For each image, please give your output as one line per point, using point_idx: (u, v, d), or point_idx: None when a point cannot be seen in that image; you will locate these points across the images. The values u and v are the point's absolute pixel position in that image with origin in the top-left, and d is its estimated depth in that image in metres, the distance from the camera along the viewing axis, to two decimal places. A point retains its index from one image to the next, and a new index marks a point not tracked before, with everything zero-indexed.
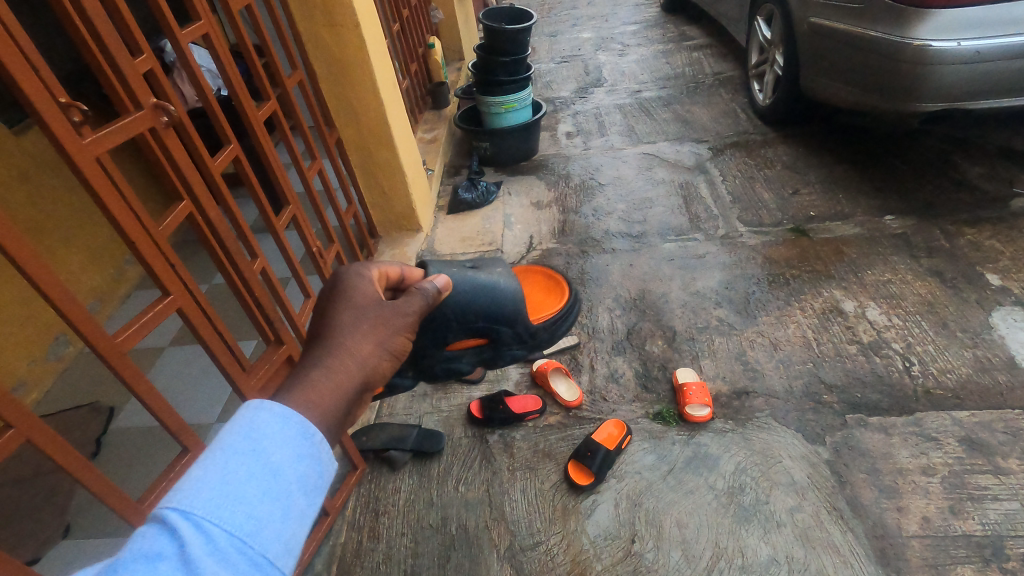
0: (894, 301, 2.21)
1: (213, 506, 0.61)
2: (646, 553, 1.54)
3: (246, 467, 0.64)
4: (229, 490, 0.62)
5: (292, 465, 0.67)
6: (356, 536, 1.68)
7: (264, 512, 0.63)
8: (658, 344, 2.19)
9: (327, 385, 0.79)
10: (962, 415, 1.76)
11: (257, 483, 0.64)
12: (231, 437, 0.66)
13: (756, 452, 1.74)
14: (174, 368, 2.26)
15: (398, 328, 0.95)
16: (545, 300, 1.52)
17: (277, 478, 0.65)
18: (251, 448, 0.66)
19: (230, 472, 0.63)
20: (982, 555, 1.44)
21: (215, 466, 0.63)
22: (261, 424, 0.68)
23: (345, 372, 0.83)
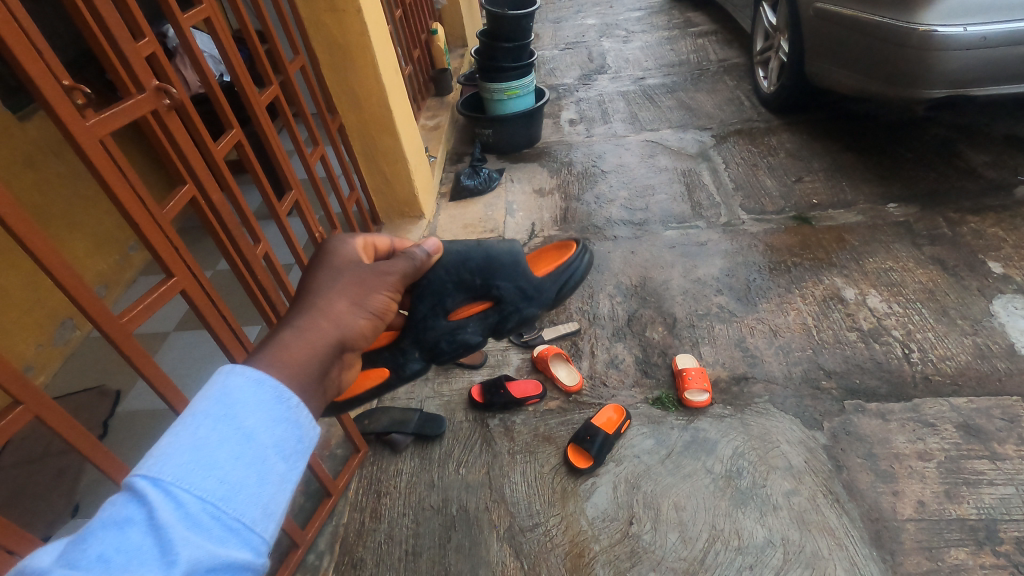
0: (896, 289, 2.21)
1: (184, 472, 0.62)
2: (644, 535, 1.56)
3: (217, 433, 0.66)
4: (200, 457, 0.63)
5: (267, 430, 0.69)
6: (358, 516, 1.70)
7: (238, 476, 0.64)
8: (658, 330, 2.20)
9: (299, 346, 0.82)
10: (960, 401, 1.77)
11: (230, 448, 0.65)
12: (203, 404, 0.68)
13: (754, 437, 1.76)
14: (179, 351, 2.29)
15: (377, 287, 0.99)
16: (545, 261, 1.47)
17: (250, 443, 0.67)
18: (224, 414, 0.67)
19: (201, 438, 0.64)
20: (976, 538, 1.46)
21: (186, 433, 0.65)
22: (234, 391, 0.69)
23: (319, 334, 0.85)
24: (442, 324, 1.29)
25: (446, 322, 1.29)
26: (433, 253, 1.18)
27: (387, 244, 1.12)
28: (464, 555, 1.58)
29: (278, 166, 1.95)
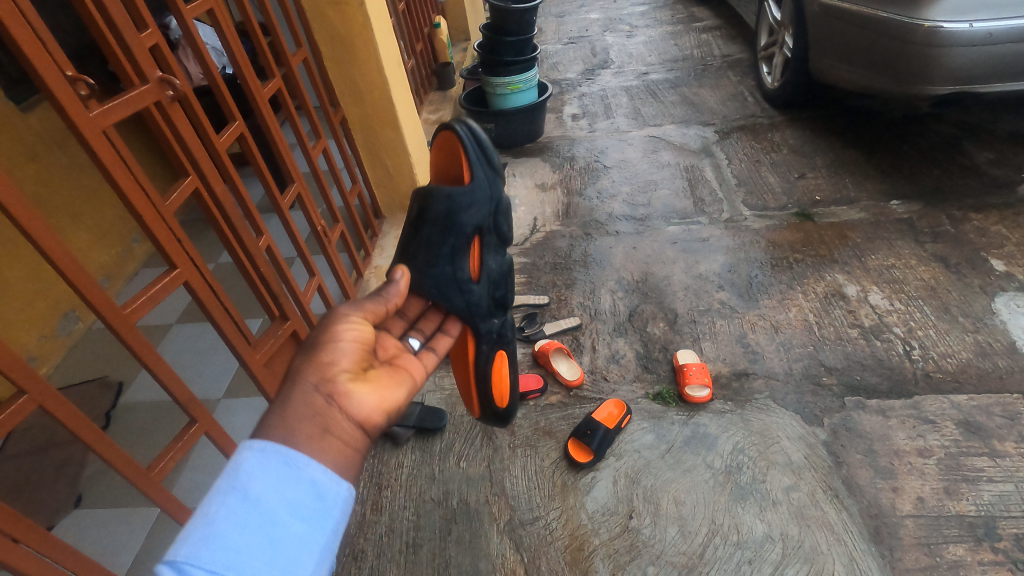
0: (897, 286, 2.21)
1: (197, 549, 0.68)
2: (643, 529, 1.57)
3: (228, 506, 0.72)
4: (214, 531, 0.70)
5: (274, 494, 0.75)
6: (359, 509, 1.71)
7: (249, 543, 0.70)
8: (659, 326, 2.20)
9: (280, 418, 0.84)
10: (960, 398, 1.77)
11: (239, 518, 0.72)
12: (217, 480, 0.74)
13: (754, 433, 1.76)
14: (181, 343, 2.29)
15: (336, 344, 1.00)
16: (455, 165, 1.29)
17: (259, 510, 0.73)
18: (233, 488, 0.73)
19: (215, 514, 0.71)
20: (974, 535, 1.46)
21: (202, 510, 0.71)
22: (244, 463, 0.76)
23: (296, 399, 0.88)
24: (477, 292, 1.28)
25: (476, 287, 1.28)
26: (404, 277, 1.18)
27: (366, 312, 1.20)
28: (464, 548, 1.59)
29: (280, 159, 1.95)
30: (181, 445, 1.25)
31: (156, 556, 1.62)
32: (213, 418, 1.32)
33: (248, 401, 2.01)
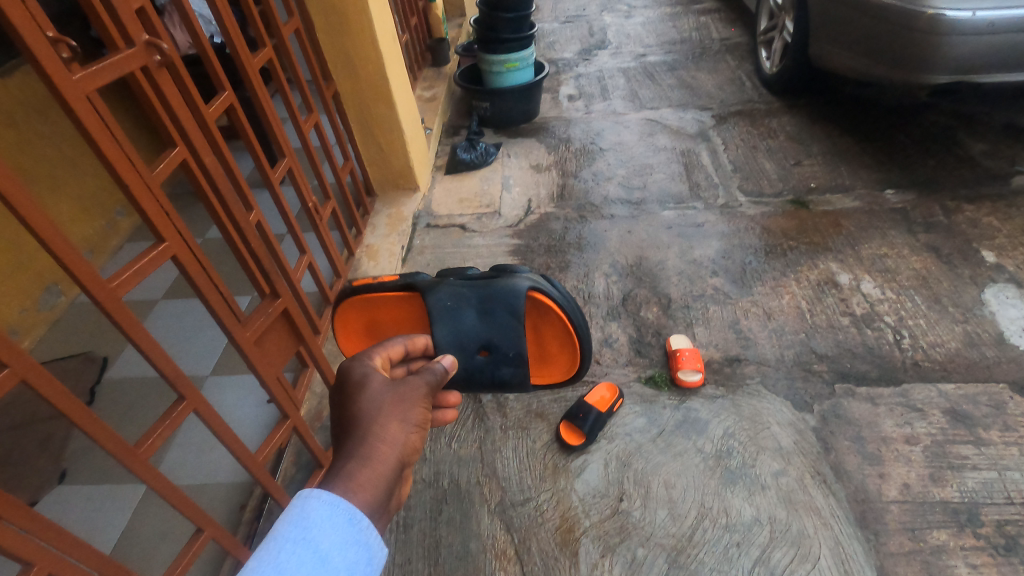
0: (890, 275, 2.22)
1: None
2: (633, 511, 1.58)
3: (296, 555, 0.70)
4: None
5: (339, 551, 0.73)
6: None
7: None
8: (653, 310, 2.20)
9: (363, 475, 0.86)
10: (948, 387, 1.79)
11: (307, 569, 0.69)
12: (283, 527, 0.73)
13: (745, 418, 1.77)
14: (169, 319, 2.25)
15: (415, 400, 1.01)
16: (554, 360, 1.29)
17: (325, 564, 0.71)
18: (302, 536, 0.72)
19: (282, 560, 0.69)
20: (958, 521, 1.47)
21: (270, 557, 0.69)
22: (311, 514, 0.74)
23: (382, 457, 0.90)
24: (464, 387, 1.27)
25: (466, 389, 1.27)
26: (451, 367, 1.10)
27: (401, 349, 1.15)
28: (454, 528, 1.59)
29: (271, 133, 1.90)
30: (170, 424, 1.21)
31: (143, 534, 1.61)
32: (204, 400, 1.28)
33: (236, 379, 1.98)
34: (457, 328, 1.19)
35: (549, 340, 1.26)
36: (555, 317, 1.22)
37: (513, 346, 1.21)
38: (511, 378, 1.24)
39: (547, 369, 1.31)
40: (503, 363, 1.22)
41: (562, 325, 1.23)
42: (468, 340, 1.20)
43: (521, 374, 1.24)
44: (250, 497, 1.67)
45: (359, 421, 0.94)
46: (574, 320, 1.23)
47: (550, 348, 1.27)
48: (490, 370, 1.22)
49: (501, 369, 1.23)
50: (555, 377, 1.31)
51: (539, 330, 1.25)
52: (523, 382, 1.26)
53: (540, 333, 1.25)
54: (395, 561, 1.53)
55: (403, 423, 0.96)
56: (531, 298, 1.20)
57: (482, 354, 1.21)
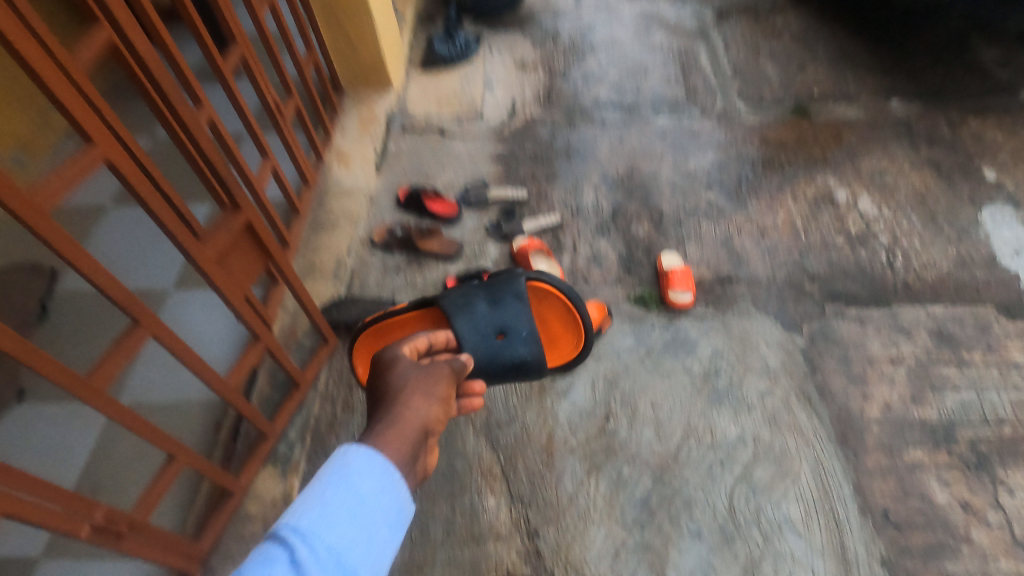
0: (888, 193, 2.14)
1: (315, 523, 0.74)
2: (619, 431, 1.57)
3: (339, 495, 0.77)
4: (326, 514, 0.75)
5: (375, 497, 0.79)
6: (329, 408, 1.65)
7: (353, 534, 0.75)
8: (644, 226, 2.10)
9: (391, 432, 0.87)
10: (936, 309, 1.78)
11: (347, 509, 0.77)
12: (327, 472, 0.80)
13: (734, 338, 1.75)
14: (121, 228, 2.04)
15: (440, 377, 0.99)
16: (560, 339, 1.43)
17: (363, 507, 0.78)
18: (343, 481, 0.79)
19: (326, 498, 0.77)
20: (934, 440, 1.50)
21: (317, 495, 0.77)
22: (351, 462, 0.81)
23: (407, 422, 0.89)
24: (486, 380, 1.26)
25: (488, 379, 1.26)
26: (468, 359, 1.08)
27: (425, 341, 1.13)
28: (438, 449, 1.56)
29: (219, 13, 1.61)
30: (125, 352, 1.10)
31: (115, 457, 1.55)
32: (165, 327, 1.16)
33: (201, 294, 1.85)
34: (474, 317, 1.24)
35: (551, 322, 1.39)
36: (554, 297, 1.34)
37: (525, 325, 1.28)
38: (528, 361, 1.27)
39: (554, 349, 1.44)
40: (518, 343, 1.27)
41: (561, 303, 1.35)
42: (485, 324, 1.24)
43: (537, 353, 1.28)
44: (226, 417, 1.61)
45: (387, 395, 0.94)
46: (570, 296, 1.34)
47: (553, 329, 1.41)
48: (509, 352, 1.24)
49: (516, 348, 1.26)
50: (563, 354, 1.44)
51: (541, 313, 1.38)
52: (539, 362, 1.29)
53: (542, 317, 1.39)
54: None
55: (428, 396, 0.94)
56: (532, 283, 1.32)
57: (499, 339, 1.24)
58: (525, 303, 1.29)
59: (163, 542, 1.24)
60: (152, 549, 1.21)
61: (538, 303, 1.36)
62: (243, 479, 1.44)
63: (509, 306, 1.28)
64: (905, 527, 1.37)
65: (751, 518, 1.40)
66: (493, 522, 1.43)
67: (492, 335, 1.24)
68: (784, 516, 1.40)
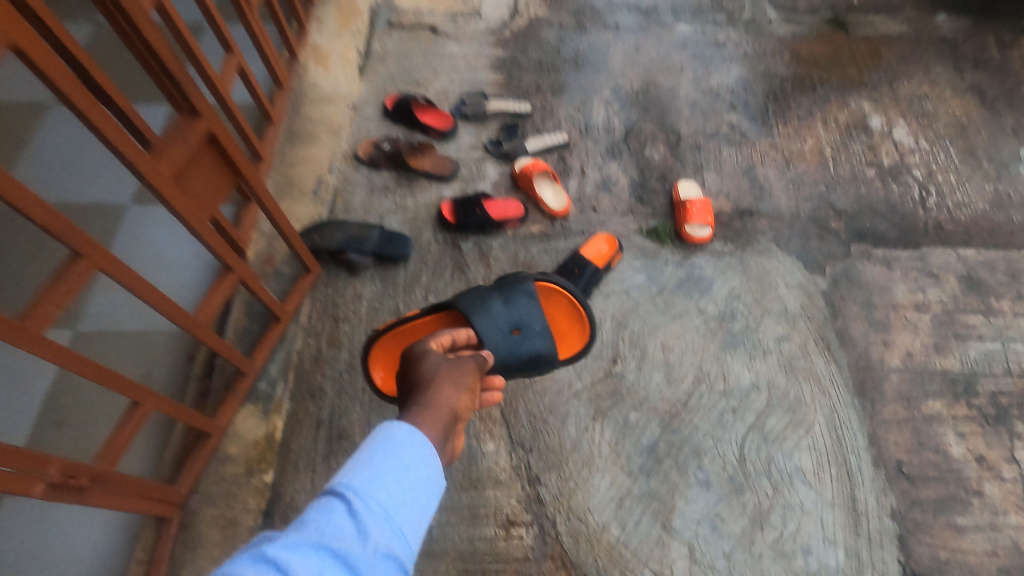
0: (927, 121, 1.95)
1: (367, 484, 0.74)
2: (627, 375, 1.47)
3: (385, 462, 0.77)
4: (376, 477, 0.75)
5: (417, 465, 0.79)
6: (313, 343, 1.51)
7: (400, 498, 0.75)
8: (659, 150, 1.90)
9: (427, 414, 0.88)
10: (968, 252, 1.66)
11: (393, 475, 0.77)
12: (371, 443, 0.80)
13: (752, 278, 1.62)
14: (63, 131, 1.74)
15: (468, 371, 1.00)
16: (567, 333, 1.34)
17: (407, 474, 0.78)
18: (388, 449, 0.79)
19: (374, 465, 0.77)
20: (954, 391, 1.44)
21: (365, 462, 0.77)
22: (395, 435, 0.80)
23: (440, 406, 0.90)
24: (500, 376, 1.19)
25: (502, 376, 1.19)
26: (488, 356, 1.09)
27: (448, 340, 1.11)
28: None
29: None
30: (67, 289, 0.91)
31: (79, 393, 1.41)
32: (119, 260, 0.98)
33: (164, 212, 1.63)
34: (489, 315, 1.20)
35: (557, 319, 1.34)
36: (561, 294, 1.33)
37: (538, 320, 1.23)
38: (542, 357, 1.21)
39: (565, 344, 1.33)
40: (533, 337, 1.21)
41: (568, 302, 1.33)
42: (500, 320, 1.20)
43: (550, 349, 1.23)
44: (200, 349, 1.48)
45: (416, 383, 0.96)
46: (576, 293, 1.32)
47: (560, 324, 1.34)
48: (523, 347, 1.19)
49: (530, 343, 1.20)
50: (573, 348, 1.33)
51: (547, 310, 1.33)
52: (552, 357, 1.23)
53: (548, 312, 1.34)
54: (371, 421, 1.42)
55: (457, 386, 0.94)
56: (541, 285, 1.31)
57: (514, 336, 1.19)
58: (536, 300, 1.26)
59: (137, 490, 1.14)
60: (124, 497, 1.10)
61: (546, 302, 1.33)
62: (222, 421, 1.33)
63: (521, 303, 1.24)
64: (918, 480, 1.33)
65: (762, 468, 1.35)
66: (493, 467, 1.35)
67: (506, 332, 1.19)
68: (795, 467, 1.34)
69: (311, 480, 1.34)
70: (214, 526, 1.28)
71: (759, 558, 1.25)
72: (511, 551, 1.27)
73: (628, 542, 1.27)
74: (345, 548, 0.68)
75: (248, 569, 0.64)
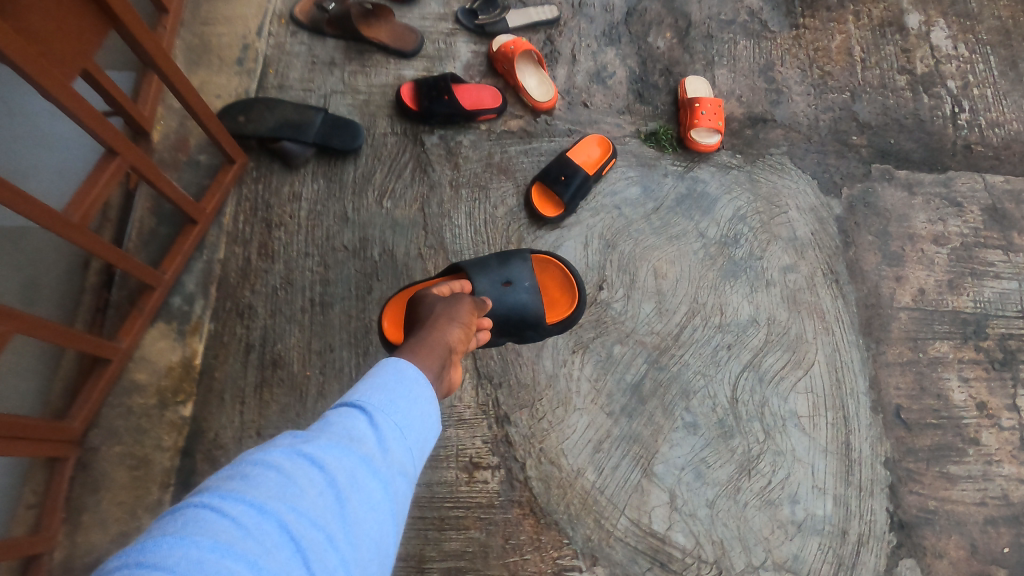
0: (969, 24, 1.68)
1: (387, 401, 0.62)
2: (614, 304, 1.28)
3: (400, 385, 0.64)
4: (394, 395, 0.63)
5: (432, 392, 0.67)
6: (240, 252, 1.24)
7: (418, 422, 0.63)
8: (664, 36, 1.58)
9: (420, 345, 0.76)
10: (995, 180, 1.49)
11: (411, 398, 0.64)
12: (382, 368, 0.66)
13: (761, 198, 1.41)
14: None
15: (467, 306, 0.89)
16: (557, 301, 1.18)
17: (422, 400, 0.65)
18: (401, 372, 0.65)
19: (390, 386, 0.63)
20: (963, 333, 1.32)
21: (379, 381, 0.64)
22: (409, 364, 0.68)
23: (433, 338, 0.79)
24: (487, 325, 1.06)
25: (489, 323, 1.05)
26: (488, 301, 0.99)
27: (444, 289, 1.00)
28: None
29: None
30: None
31: None
32: None
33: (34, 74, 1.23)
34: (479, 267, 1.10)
35: (550, 288, 1.19)
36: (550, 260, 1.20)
37: (528, 277, 1.12)
38: (531, 316, 1.09)
39: (554, 313, 1.18)
40: (523, 294, 1.10)
41: (562, 274, 1.20)
42: (493, 270, 1.10)
43: (536, 306, 1.09)
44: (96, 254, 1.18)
45: (413, 325, 0.87)
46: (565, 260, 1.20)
47: (551, 293, 1.19)
48: (507, 300, 1.08)
49: (518, 296, 1.09)
50: (561, 314, 1.17)
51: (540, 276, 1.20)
52: (538, 318, 1.09)
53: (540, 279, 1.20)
54: (312, 347, 1.19)
55: (452, 320, 0.84)
56: (537, 261, 1.20)
57: (503, 288, 1.09)
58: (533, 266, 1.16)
59: (19, 429, 0.90)
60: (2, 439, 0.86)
61: (541, 273, 1.20)
62: (125, 343, 1.08)
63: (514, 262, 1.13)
64: (915, 427, 1.23)
65: (754, 412, 1.22)
66: (455, 404, 1.17)
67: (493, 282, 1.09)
68: (790, 411, 1.22)
69: (239, 415, 1.14)
70: (121, 467, 1.07)
71: (744, 506, 1.15)
72: (474, 496, 1.12)
73: (604, 488, 1.14)
74: (372, 453, 0.57)
75: (278, 460, 0.53)
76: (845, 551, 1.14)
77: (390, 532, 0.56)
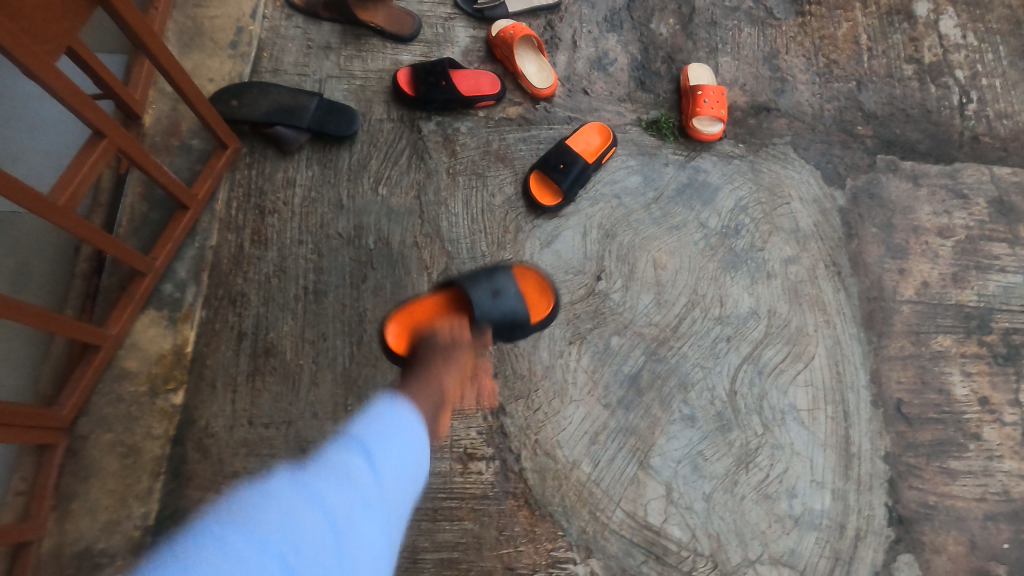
0: (979, 12, 1.64)
1: (374, 438, 0.84)
2: (612, 295, 1.26)
3: (382, 440, 0.84)
4: (377, 442, 0.83)
5: (412, 433, 0.87)
6: (233, 239, 1.22)
7: (396, 464, 0.82)
8: (667, 23, 1.55)
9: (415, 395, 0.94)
10: (1002, 172, 1.46)
11: (390, 445, 0.83)
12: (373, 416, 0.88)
13: (763, 188, 1.39)
14: None
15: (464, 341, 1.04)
16: (536, 302, 1.17)
17: (398, 438, 0.85)
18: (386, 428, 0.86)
19: (376, 442, 0.83)
20: (967, 327, 1.30)
21: (366, 428, 0.86)
22: (398, 415, 0.88)
23: (427, 388, 0.95)
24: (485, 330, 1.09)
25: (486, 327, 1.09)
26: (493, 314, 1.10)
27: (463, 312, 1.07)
28: (383, 301, 1.21)
29: None
30: None
31: None
32: None
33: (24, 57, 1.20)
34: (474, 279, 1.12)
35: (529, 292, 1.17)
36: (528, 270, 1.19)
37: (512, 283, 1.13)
38: (519, 319, 1.12)
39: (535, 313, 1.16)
40: (514, 299, 1.12)
41: (539, 278, 1.18)
42: (484, 280, 1.12)
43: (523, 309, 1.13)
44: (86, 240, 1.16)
45: (414, 361, 1.02)
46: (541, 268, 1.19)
47: (531, 295, 1.17)
48: (500, 307, 1.10)
49: (510, 304, 1.11)
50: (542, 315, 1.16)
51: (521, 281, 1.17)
52: (526, 320, 1.13)
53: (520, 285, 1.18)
54: (305, 336, 1.18)
55: (448, 358, 1.00)
56: (519, 268, 1.18)
57: (497, 300, 1.10)
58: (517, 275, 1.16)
59: (6, 418, 0.88)
60: None
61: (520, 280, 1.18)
62: (114, 330, 1.07)
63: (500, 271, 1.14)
64: (916, 422, 1.22)
65: (753, 405, 1.20)
66: None
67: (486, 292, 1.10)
68: (789, 405, 1.21)
69: (231, 403, 1.12)
70: (111, 455, 1.06)
71: (741, 500, 1.14)
72: (468, 487, 1.11)
73: (599, 480, 1.13)
74: (364, 490, 0.78)
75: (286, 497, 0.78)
76: (842, 546, 1.12)
77: (382, 560, 0.75)
